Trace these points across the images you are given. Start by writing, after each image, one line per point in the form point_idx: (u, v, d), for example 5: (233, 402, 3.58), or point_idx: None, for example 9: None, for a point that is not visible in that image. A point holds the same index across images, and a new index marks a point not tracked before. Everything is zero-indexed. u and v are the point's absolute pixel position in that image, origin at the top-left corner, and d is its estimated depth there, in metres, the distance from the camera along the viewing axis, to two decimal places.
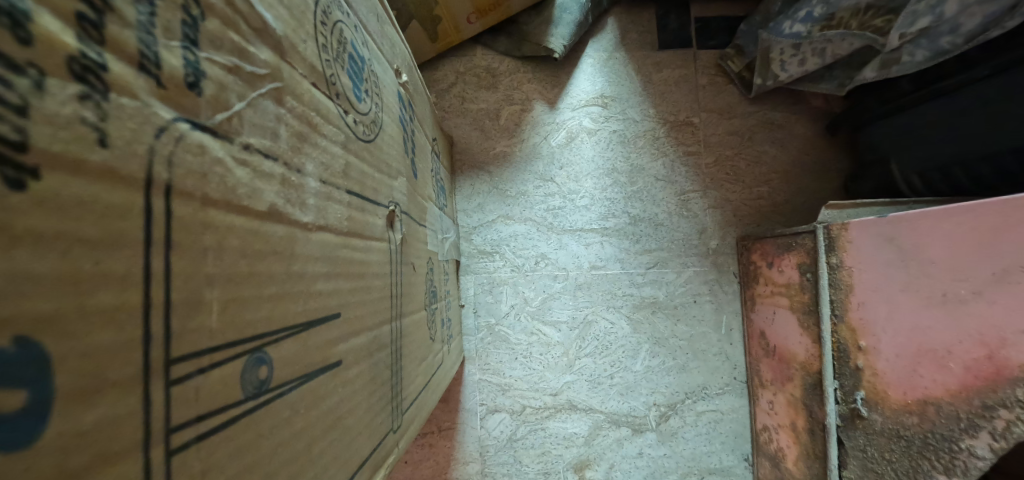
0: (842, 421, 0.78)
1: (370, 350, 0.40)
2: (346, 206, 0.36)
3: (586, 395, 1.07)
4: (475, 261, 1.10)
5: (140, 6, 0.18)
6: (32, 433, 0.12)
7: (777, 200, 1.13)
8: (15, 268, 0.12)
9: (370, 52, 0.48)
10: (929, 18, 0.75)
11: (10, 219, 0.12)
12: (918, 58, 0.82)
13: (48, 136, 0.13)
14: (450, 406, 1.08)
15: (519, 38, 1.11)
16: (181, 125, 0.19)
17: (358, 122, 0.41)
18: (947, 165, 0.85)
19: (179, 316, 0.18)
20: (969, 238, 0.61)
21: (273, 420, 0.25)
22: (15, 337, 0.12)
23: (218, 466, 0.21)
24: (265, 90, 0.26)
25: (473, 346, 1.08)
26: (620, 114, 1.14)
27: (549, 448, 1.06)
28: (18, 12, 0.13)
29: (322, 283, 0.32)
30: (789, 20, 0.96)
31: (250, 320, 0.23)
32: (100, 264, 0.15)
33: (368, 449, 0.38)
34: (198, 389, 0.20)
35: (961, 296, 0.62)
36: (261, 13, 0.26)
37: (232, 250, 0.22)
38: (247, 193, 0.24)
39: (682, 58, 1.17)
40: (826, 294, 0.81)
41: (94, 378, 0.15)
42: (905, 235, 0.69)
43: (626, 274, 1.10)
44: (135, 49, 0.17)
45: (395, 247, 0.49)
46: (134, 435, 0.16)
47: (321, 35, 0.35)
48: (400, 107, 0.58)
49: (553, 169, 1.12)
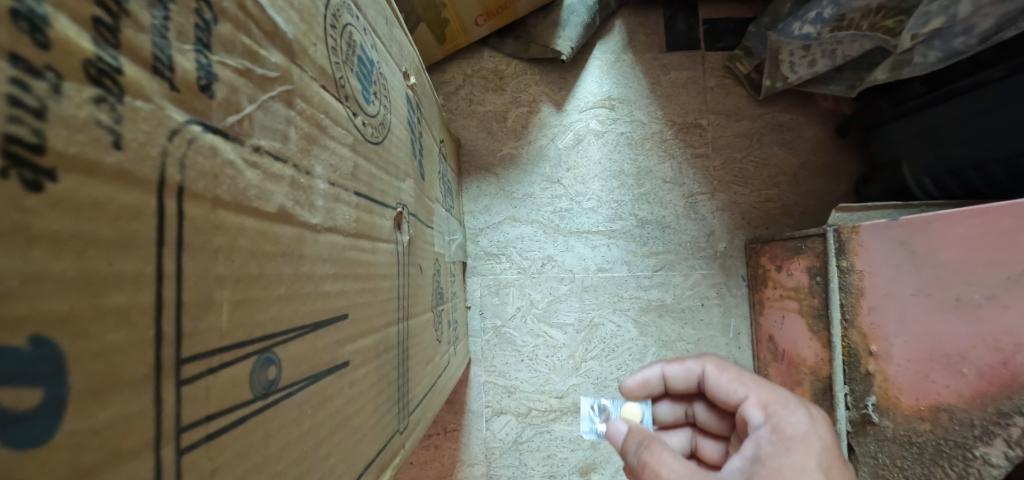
0: (852, 427, 0.77)
1: (377, 351, 0.40)
2: (354, 208, 0.36)
3: (592, 398, 1.06)
4: (481, 262, 1.10)
5: (155, 10, 0.18)
6: (48, 431, 0.12)
7: (787, 203, 1.11)
8: (31, 266, 0.12)
9: (379, 54, 0.48)
10: (942, 19, 0.73)
11: (28, 220, 0.12)
12: (931, 59, 0.81)
13: (64, 138, 0.13)
14: (455, 407, 1.07)
15: (526, 40, 1.11)
16: (193, 128, 0.19)
17: (366, 124, 0.42)
18: (960, 169, 0.83)
19: (190, 317, 0.18)
20: (983, 241, 0.61)
21: (281, 420, 0.25)
22: (31, 336, 0.12)
23: (225, 466, 0.21)
24: (275, 93, 0.26)
25: (479, 347, 1.08)
26: (628, 116, 1.14)
27: (554, 451, 1.05)
28: (36, 18, 0.13)
29: (330, 284, 0.32)
30: (799, 21, 0.94)
31: (261, 320, 0.24)
32: (114, 265, 0.15)
33: (373, 451, 0.38)
34: (209, 388, 0.20)
35: (974, 301, 0.61)
36: (272, 16, 0.27)
37: (242, 251, 0.22)
38: (257, 195, 0.24)
39: (690, 60, 1.16)
40: (836, 298, 0.79)
41: (107, 378, 0.15)
42: (914, 240, 0.68)
43: (632, 276, 1.09)
44: (149, 53, 0.17)
45: (402, 248, 0.49)
46: (146, 435, 0.16)
47: (331, 38, 0.36)
48: (408, 108, 0.58)
49: (560, 171, 1.12)
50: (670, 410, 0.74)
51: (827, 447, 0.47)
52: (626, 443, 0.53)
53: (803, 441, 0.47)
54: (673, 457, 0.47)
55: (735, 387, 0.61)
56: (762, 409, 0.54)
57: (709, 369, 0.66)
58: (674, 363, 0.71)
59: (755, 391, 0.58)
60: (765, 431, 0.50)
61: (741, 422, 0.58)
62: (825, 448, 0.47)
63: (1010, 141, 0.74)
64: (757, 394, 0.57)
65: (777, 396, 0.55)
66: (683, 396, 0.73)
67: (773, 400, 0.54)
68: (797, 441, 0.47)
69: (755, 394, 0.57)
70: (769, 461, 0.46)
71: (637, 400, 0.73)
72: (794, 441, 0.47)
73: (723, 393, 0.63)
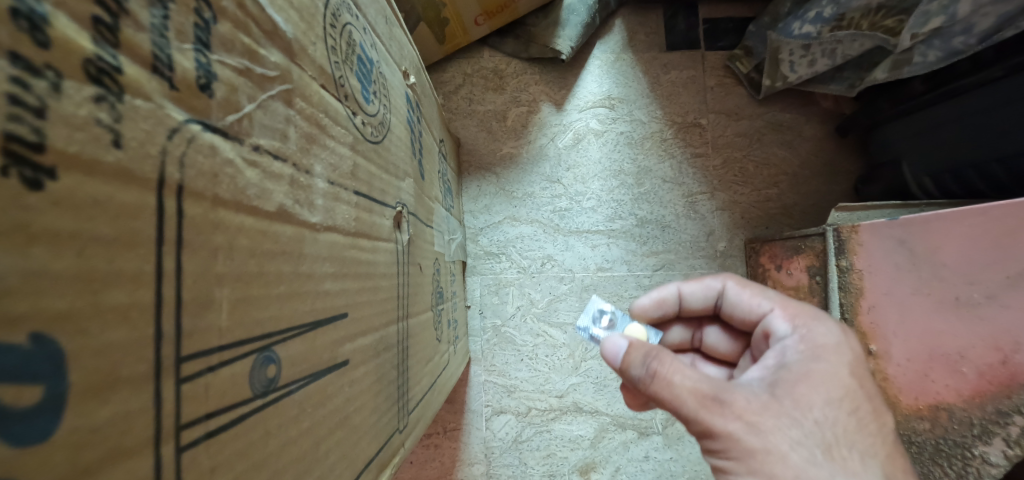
0: None
1: (377, 350, 0.41)
2: (353, 207, 0.36)
3: (592, 397, 1.06)
4: (481, 261, 1.10)
5: (154, 9, 0.18)
6: (48, 428, 0.12)
7: (787, 202, 1.11)
8: (31, 265, 0.12)
9: (378, 54, 0.48)
10: (942, 18, 0.73)
11: (27, 218, 0.12)
12: (930, 58, 0.81)
13: (64, 137, 0.13)
14: (455, 406, 1.07)
15: (526, 39, 1.12)
16: (193, 127, 0.19)
17: (366, 123, 0.42)
18: (960, 168, 0.83)
19: (190, 314, 0.18)
20: (984, 240, 0.61)
21: (280, 419, 0.26)
22: (32, 334, 0.12)
23: (225, 464, 0.21)
24: (275, 92, 0.26)
25: (479, 346, 1.08)
26: (628, 116, 1.14)
27: (554, 450, 1.04)
28: (36, 17, 0.13)
29: (330, 283, 0.32)
30: (799, 21, 0.94)
31: (260, 318, 0.24)
32: (114, 263, 0.15)
33: (372, 450, 0.38)
34: (208, 386, 0.20)
35: (973, 300, 0.62)
36: (272, 16, 0.27)
37: (242, 249, 0.22)
38: (257, 194, 0.24)
39: (690, 59, 1.16)
40: (836, 297, 0.78)
41: (108, 375, 0.15)
42: (913, 239, 0.68)
43: (632, 276, 1.09)
44: (149, 52, 0.17)
45: (401, 247, 0.49)
46: (146, 432, 0.16)
47: (330, 37, 0.36)
48: (408, 108, 0.58)
49: (560, 170, 1.12)
50: (680, 332, 0.70)
51: (853, 355, 0.48)
52: (627, 360, 0.47)
53: (833, 351, 0.47)
54: (685, 365, 0.44)
55: (760, 301, 0.59)
56: (787, 321, 0.53)
57: (731, 285, 0.63)
58: (691, 281, 0.67)
59: (779, 304, 0.57)
60: (793, 340, 0.49)
61: (759, 336, 0.57)
62: (852, 357, 0.47)
63: (1009, 140, 0.74)
64: (783, 306, 0.56)
65: (802, 310, 0.54)
66: (695, 319, 0.70)
67: (798, 313, 0.53)
68: (828, 350, 0.47)
69: (779, 307, 0.56)
70: (802, 368, 0.45)
71: (649, 320, 0.68)
72: (824, 352, 0.47)
73: (744, 309, 0.61)
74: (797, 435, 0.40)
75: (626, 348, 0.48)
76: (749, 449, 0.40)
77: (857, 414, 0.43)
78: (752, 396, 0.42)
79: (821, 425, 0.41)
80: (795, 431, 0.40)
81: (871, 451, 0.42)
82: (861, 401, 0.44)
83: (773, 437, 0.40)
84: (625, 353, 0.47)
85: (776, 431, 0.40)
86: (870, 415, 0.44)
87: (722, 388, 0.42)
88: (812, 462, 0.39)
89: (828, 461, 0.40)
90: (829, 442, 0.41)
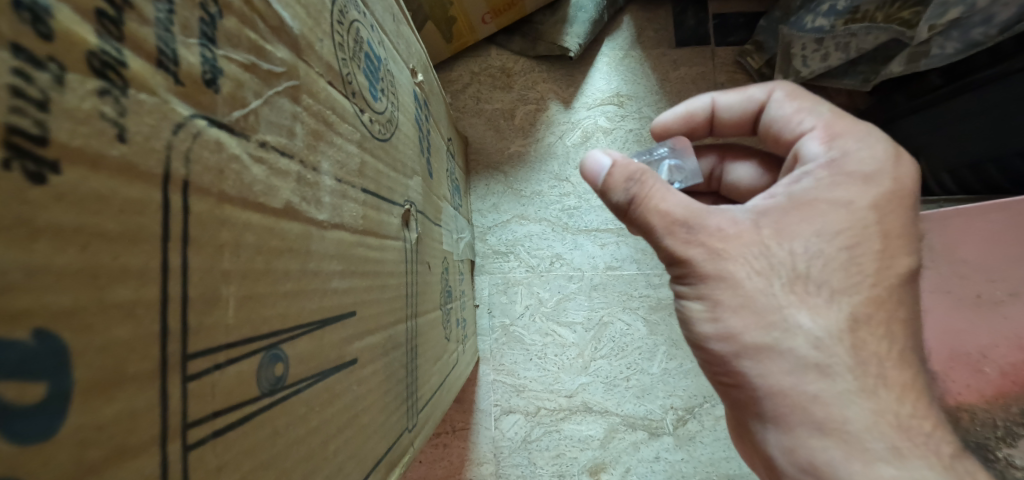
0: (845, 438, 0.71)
1: (385, 348, 0.40)
2: (361, 205, 0.36)
3: (601, 397, 1.05)
4: (489, 261, 1.10)
5: (159, 3, 0.18)
6: (53, 426, 0.12)
7: None
8: (33, 259, 0.12)
9: (385, 51, 0.48)
10: (961, 8, 0.70)
11: (30, 213, 0.12)
12: (949, 51, 0.79)
13: (68, 131, 0.13)
14: (464, 406, 1.06)
15: (534, 38, 1.11)
16: (198, 122, 0.19)
17: (373, 121, 0.41)
18: (979, 162, 0.84)
19: (196, 312, 0.18)
20: (1008, 235, 0.68)
21: (288, 417, 0.25)
22: (35, 330, 0.12)
23: (234, 462, 0.21)
24: (282, 88, 0.26)
25: (487, 345, 1.08)
26: (637, 113, 1.12)
27: (563, 450, 1.03)
28: (38, 8, 0.13)
29: (337, 281, 0.32)
30: (812, 13, 0.91)
31: (267, 316, 0.23)
32: (118, 259, 0.15)
33: (381, 450, 0.38)
34: (215, 384, 0.20)
35: (996, 297, 0.69)
36: (278, 11, 0.27)
37: (248, 246, 0.22)
38: (263, 190, 0.24)
39: (701, 55, 1.14)
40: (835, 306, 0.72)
41: (114, 371, 0.15)
42: (938, 236, 0.70)
43: (642, 275, 1.08)
44: (154, 46, 0.17)
45: (410, 246, 0.49)
46: (151, 430, 0.16)
47: (338, 34, 0.36)
48: (415, 107, 0.58)
49: (568, 168, 1.11)
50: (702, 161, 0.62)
51: (895, 168, 0.40)
52: (610, 181, 0.43)
53: (861, 183, 0.39)
54: (670, 188, 0.42)
55: (804, 116, 0.45)
56: (824, 140, 0.42)
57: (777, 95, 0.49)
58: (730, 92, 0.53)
59: (823, 122, 0.44)
60: (819, 164, 0.41)
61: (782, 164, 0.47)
62: (889, 157, 0.41)
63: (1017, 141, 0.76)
64: (830, 123, 0.43)
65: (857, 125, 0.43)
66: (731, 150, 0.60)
67: (848, 129, 0.42)
68: (854, 176, 0.40)
69: (824, 125, 0.43)
70: (804, 196, 0.40)
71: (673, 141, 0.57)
72: (843, 185, 0.39)
73: (779, 127, 0.48)
74: (760, 267, 0.39)
75: (610, 168, 0.43)
76: (705, 273, 0.40)
77: (852, 251, 0.39)
78: (728, 225, 0.40)
79: (794, 258, 0.39)
80: (760, 264, 0.39)
81: (857, 283, 0.39)
82: (862, 236, 0.39)
83: (732, 267, 0.39)
84: (608, 173, 0.43)
85: (738, 259, 0.39)
86: (887, 233, 0.39)
87: (700, 212, 0.41)
88: (769, 291, 0.39)
89: (787, 293, 0.39)
90: (797, 275, 0.39)
